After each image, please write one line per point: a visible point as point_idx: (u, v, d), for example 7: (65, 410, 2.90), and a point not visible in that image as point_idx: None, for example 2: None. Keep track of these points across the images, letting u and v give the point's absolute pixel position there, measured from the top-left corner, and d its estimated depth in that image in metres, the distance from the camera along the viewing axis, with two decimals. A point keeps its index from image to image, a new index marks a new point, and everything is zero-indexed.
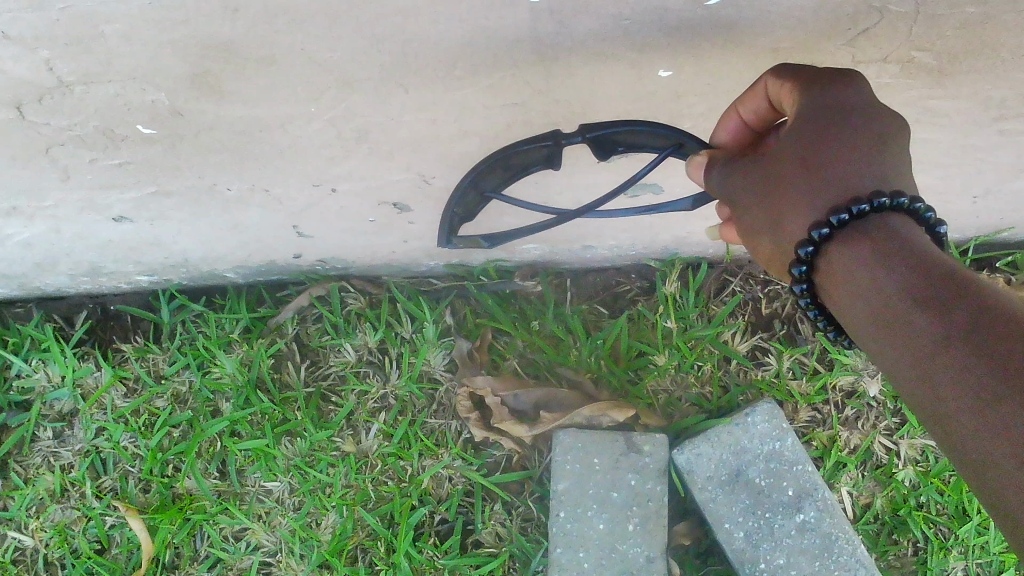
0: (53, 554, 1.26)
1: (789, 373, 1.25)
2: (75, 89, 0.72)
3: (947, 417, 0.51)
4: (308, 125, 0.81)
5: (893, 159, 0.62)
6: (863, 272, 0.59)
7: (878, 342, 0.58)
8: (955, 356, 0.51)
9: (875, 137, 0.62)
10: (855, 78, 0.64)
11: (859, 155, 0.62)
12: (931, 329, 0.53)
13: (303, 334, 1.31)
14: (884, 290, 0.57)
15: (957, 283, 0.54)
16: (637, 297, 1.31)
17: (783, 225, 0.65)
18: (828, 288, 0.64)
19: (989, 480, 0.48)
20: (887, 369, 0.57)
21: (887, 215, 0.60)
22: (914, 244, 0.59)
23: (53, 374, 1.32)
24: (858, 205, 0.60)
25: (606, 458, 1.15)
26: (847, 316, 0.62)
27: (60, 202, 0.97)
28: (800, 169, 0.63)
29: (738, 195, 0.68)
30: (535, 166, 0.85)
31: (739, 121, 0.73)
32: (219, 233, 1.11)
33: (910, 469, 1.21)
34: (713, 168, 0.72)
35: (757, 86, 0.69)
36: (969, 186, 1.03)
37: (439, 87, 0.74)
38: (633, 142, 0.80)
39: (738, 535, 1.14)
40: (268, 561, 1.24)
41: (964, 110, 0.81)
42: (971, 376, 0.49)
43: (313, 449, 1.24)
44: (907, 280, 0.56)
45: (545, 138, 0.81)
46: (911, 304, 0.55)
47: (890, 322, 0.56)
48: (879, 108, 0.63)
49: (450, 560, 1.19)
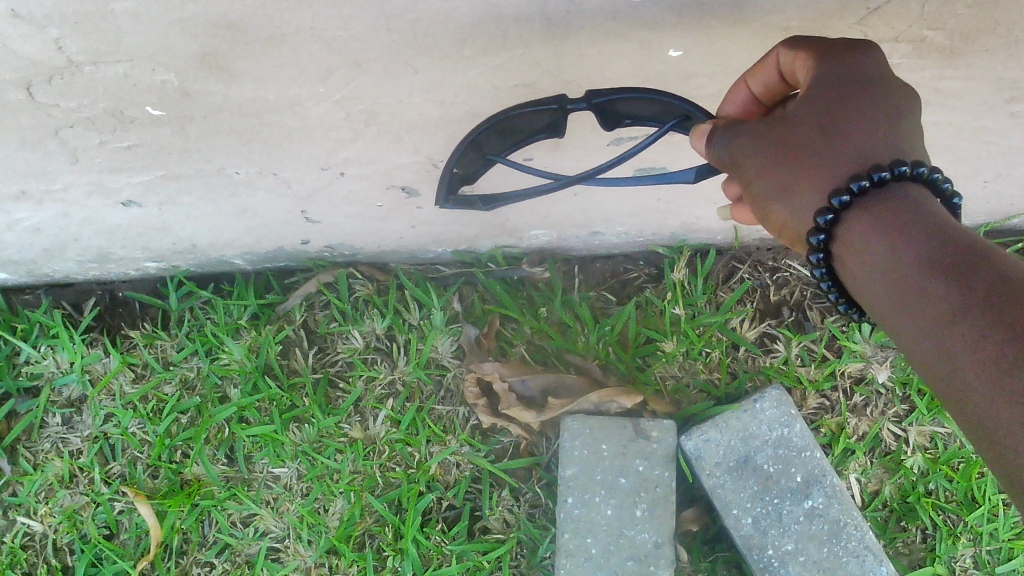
0: (62, 539, 1.27)
1: (796, 360, 1.24)
2: (84, 69, 0.72)
3: (957, 383, 0.53)
4: (317, 106, 0.81)
5: (907, 130, 0.64)
6: (881, 241, 0.61)
7: (893, 311, 0.60)
8: (971, 323, 0.53)
9: (891, 108, 0.64)
10: (870, 49, 0.65)
11: (877, 126, 0.63)
12: (948, 297, 0.55)
13: (311, 321, 1.31)
14: (903, 259, 0.59)
15: (973, 253, 0.56)
16: (645, 285, 1.31)
17: (799, 193, 0.65)
18: (842, 258, 0.65)
19: (997, 443, 0.50)
20: (901, 338, 0.59)
21: (905, 184, 0.62)
22: (932, 215, 0.61)
23: (62, 361, 1.32)
24: (879, 172, 0.61)
25: (613, 443, 1.15)
26: (861, 285, 0.63)
27: (68, 185, 0.97)
28: (821, 136, 0.63)
29: (748, 160, 0.66)
30: (537, 135, 0.85)
31: (748, 94, 0.72)
32: (226, 218, 1.11)
33: (919, 456, 1.20)
34: (716, 134, 0.69)
35: (768, 58, 0.68)
36: (980, 170, 1.03)
37: (448, 67, 0.74)
38: (638, 114, 0.80)
39: (746, 521, 1.14)
40: (276, 547, 1.24)
41: (975, 91, 0.81)
42: (985, 343, 0.52)
43: (322, 435, 1.24)
44: (925, 249, 0.58)
45: (551, 99, 0.79)
46: (930, 273, 0.57)
47: (907, 290, 0.58)
48: (893, 79, 0.65)
49: (459, 546, 1.20)
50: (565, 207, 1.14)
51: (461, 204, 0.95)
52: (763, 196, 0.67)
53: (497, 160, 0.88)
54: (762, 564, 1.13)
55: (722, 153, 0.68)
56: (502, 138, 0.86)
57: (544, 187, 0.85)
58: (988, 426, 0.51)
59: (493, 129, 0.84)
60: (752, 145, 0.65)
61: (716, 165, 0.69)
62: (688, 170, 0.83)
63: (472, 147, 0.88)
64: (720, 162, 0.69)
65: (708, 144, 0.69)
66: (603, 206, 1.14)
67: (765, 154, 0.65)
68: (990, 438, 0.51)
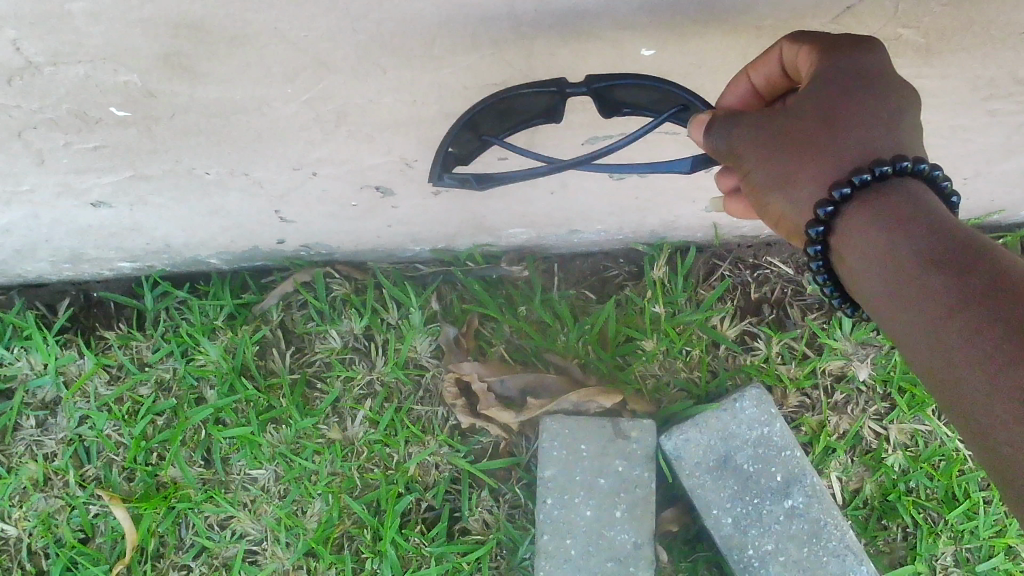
0: (36, 543, 1.25)
1: (777, 358, 1.24)
2: (44, 70, 0.70)
3: (952, 377, 0.54)
4: (286, 106, 0.79)
5: (907, 129, 0.64)
6: (881, 234, 0.61)
7: (891, 304, 0.60)
8: (968, 317, 0.54)
9: (894, 105, 0.63)
10: (875, 45, 0.64)
11: (879, 123, 0.63)
12: (947, 291, 0.55)
13: (288, 321, 1.30)
14: (902, 252, 0.59)
15: (973, 248, 0.56)
16: (625, 283, 1.30)
17: (797, 183, 0.65)
18: (839, 250, 0.65)
19: (991, 436, 0.51)
20: (898, 332, 0.60)
21: (906, 180, 0.62)
22: (931, 210, 0.61)
23: (36, 363, 1.30)
24: (881, 166, 0.61)
25: (593, 444, 1.14)
26: (859, 277, 0.64)
27: (36, 186, 0.95)
28: (821, 128, 0.63)
29: (748, 151, 0.65)
30: (535, 120, 0.81)
31: (749, 86, 0.71)
32: (199, 218, 1.09)
33: (900, 454, 1.20)
34: (713, 124, 0.68)
35: (771, 51, 0.67)
36: (960, 167, 1.02)
37: (417, 67, 0.73)
38: (636, 102, 0.77)
39: (726, 521, 1.13)
40: (254, 549, 1.23)
41: (953, 89, 0.80)
42: (981, 337, 0.52)
43: (300, 436, 1.23)
44: (925, 244, 0.58)
45: (551, 82, 0.74)
46: (929, 267, 0.57)
47: (906, 283, 0.59)
48: (896, 78, 0.64)
49: (438, 547, 1.19)
50: (543, 205, 1.12)
51: (455, 183, 0.88)
52: (760, 186, 0.66)
53: (492, 141, 0.83)
54: (742, 564, 1.12)
55: (720, 143, 0.67)
56: (500, 119, 0.81)
57: (539, 172, 0.80)
58: (981, 420, 0.52)
59: (490, 108, 0.79)
60: (752, 135, 0.65)
61: (715, 157, 0.69)
62: (683, 159, 0.80)
63: (467, 126, 0.82)
64: (716, 151, 0.68)
65: (706, 135, 0.68)
66: (581, 203, 1.13)
67: (765, 144, 0.65)
68: (984, 433, 0.52)
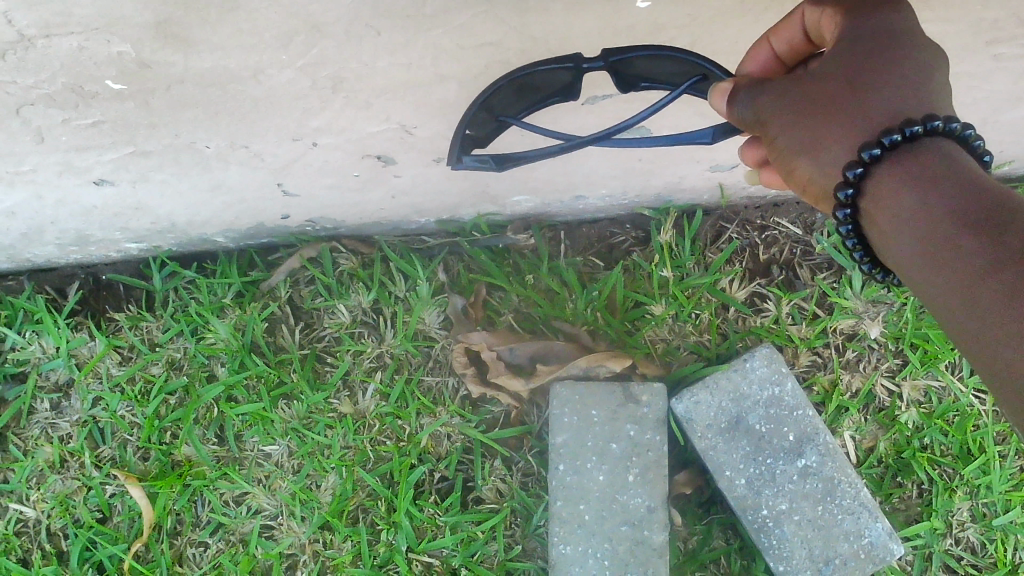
0: (55, 524, 1.26)
1: (787, 318, 1.23)
2: (37, 43, 0.70)
3: (987, 340, 0.53)
4: (281, 74, 0.79)
5: (937, 90, 0.63)
6: (913, 195, 0.60)
7: (923, 267, 0.59)
8: (1004, 280, 0.52)
9: (922, 66, 0.63)
10: (901, 5, 0.64)
11: (907, 83, 0.62)
12: (982, 252, 0.54)
13: (296, 297, 1.30)
14: (935, 213, 0.58)
15: (1010, 209, 0.55)
16: (632, 248, 1.29)
17: (823, 147, 0.65)
18: (869, 213, 0.64)
19: None
20: (931, 295, 0.59)
21: (938, 140, 0.61)
22: (965, 169, 0.60)
23: (48, 346, 1.31)
24: (911, 126, 0.60)
25: (603, 409, 1.13)
26: (891, 241, 0.63)
27: (38, 165, 0.95)
28: (848, 90, 0.63)
29: (774, 117, 0.66)
30: (552, 98, 0.83)
31: (770, 53, 0.71)
32: (202, 194, 1.09)
33: (914, 411, 1.19)
34: (738, 94, 0.70)
35: (791, 16, 0.67)
36: (967, 117, 1.01)
37: (411, 27, 0.72)
38: (653, 76, 0.79)
39: (739, 483, 1.13)
40: (270, 525, 1.23)
41: (958, 35, 0.79)
42: (1017, 301, 0.51)
43: (311, 411, 1.24)
44: (959, 205, 0.57)
45: (568, 58, 0.77)
46: (963, 229, 0.56)
47: (939, 244, 0.57)
48: (923, 38, 0.64)
49: (452, 517, 1.20)
50: (545, 172, 1.12)
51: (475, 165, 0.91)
52: (788, 151, 0.67)
53: (510, 122, 0.85)
54: (756, 525, 1.12)
55: (746, 111, 0.69)
56: (519, 98, 0.83)
57: (555, 148, 0.82)
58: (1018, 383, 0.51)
59: (509, 86, 0.82)
60: (778, 101, 0.66)
61: (743, 127, 0.71)
62: (706, 130, 0.82)
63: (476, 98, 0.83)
64: (743, 120, 0.70)
65: (733, 104, 0.70)
66: (584, 168, 1.12)
67: (792, 109, 0.65)
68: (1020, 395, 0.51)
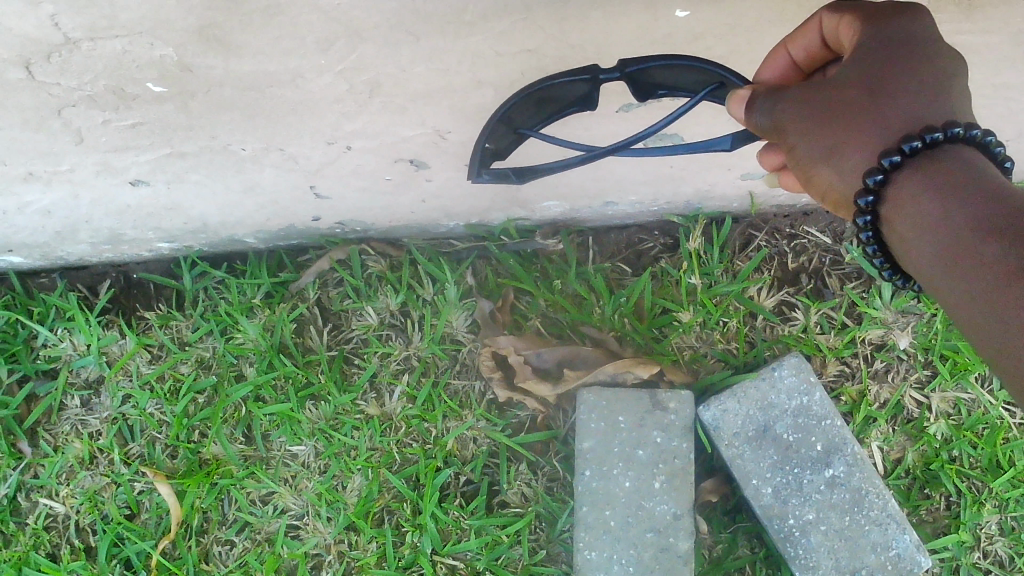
0: (84, 520, 1.28)
1: (815, 327, 1.23)
2: (82, 46, 0.71)
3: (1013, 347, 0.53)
4: (319, 78, 0.79)
5: (957, 96, 0.63)
6: (933, 201, 0.60)
7: (943, 274, 0.59)
8: None
9: (943, 72, 0.63)
10: (919, 11, 0.64)
11: (927, 89, 0.62)
12: (1004, 258, 0.54)
13: (325, 299, 1.31)
14: (956, 219, 0.58)
15: None
16: (660, 255, 1.29)
17: (843, 154, 0.64)
18: (889, 219, 0.64)
19: None
20: (952, 303, 0.59)
21: (957, 146, 0.61)
22: (984, 175, 0.60)
23: (78, 343, 1.32)
24: (931, 133, 0.60)
25: (630, 415, 1.13)
26: (911, 248, 0.63)
27: (76, 165, 0.96)
28: (866, 97, 0.63)
29: (792, 124, 0.66)
30: (570, 109, 0.85)
31: (787, 58, 0.72)
32: (236, 195, 1.10)
33: (943, 423, 1.19)
34: (756, 102, 0.70)
35: (808, 23, 0.67)
36: (1003, 128, 1.00)
37: (450, 33, 0.73)
38: (671, 84, 0.81)
39: (766, 491, 1.12)
40: (295, 524, 1.24)
41: (996, 46, 0.78)
42: None
43: (338, 412, 1.24)
44: (980, 211, 0.57)
45: (585, 71, 0.79)
46: (985, 235, 0.56)
47: (960, 250, 0.57)
48: (943, 44, 0.64)
49: (477, 521, 1.20)
50: (576, 178, 1.12)
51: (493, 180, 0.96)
52: (807, 159, 0.67)
53: (529, 133, 0.88)
54: (783, 534, 1.12)
55: (763, 120, 0.69)
56: (538, 109, 0.85)
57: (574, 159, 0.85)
58: None
59: (529, 98, 0.84)
60: (795, 107, 0.66)
61: (760, 134, 0.70)
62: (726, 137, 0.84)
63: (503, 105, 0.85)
64: (760, 127, 0.70)
65: (750, 111, 0.70)
66: (614, 175, 1.12)
67: (810, 116, 0.65)
68: None
